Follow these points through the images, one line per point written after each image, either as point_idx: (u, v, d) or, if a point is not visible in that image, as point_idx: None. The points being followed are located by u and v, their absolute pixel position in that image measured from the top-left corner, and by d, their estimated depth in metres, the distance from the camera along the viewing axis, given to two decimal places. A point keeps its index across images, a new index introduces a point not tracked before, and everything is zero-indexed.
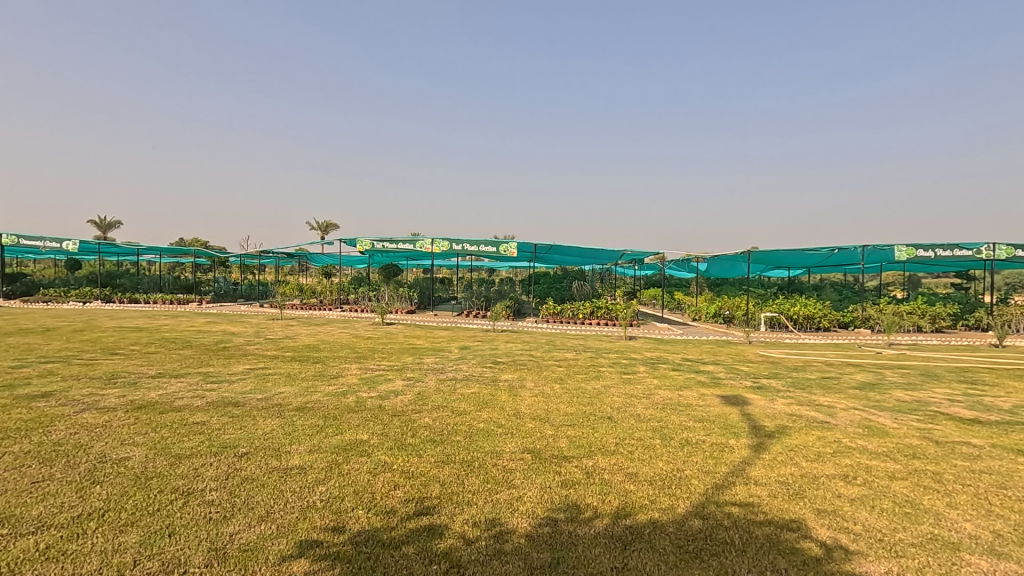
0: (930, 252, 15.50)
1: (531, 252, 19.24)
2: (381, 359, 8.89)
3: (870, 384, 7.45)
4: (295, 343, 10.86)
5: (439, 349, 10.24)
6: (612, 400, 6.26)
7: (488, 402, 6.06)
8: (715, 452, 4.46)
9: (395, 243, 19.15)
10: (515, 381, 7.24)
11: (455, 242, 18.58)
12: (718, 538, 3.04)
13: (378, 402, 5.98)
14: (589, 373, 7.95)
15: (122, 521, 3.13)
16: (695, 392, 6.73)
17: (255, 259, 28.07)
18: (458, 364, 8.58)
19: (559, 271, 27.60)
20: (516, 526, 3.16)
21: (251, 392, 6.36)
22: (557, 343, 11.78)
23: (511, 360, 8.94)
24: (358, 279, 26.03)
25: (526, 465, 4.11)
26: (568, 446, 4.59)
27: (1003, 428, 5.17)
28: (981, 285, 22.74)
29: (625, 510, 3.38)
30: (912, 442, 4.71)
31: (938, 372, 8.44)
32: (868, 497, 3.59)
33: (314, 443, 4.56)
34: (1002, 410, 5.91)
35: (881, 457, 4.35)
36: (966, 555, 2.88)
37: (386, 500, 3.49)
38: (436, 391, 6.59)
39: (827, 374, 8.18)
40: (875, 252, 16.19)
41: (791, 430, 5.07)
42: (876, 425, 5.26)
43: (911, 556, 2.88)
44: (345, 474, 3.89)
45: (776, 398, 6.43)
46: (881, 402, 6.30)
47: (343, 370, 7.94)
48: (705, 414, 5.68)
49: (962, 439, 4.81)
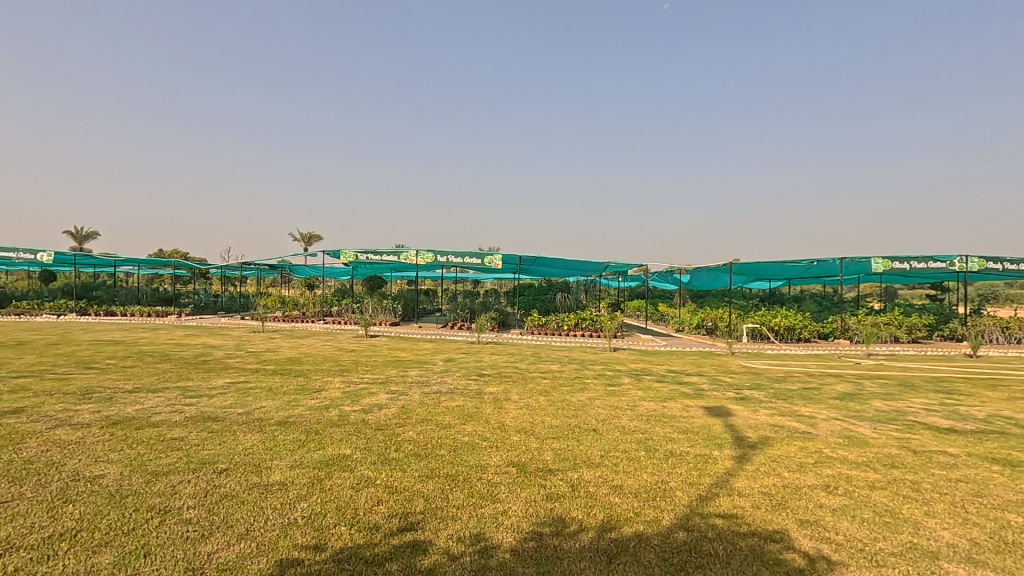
0: (905, 264, 15.81)
1: (517, 263, 19.24)
2: (366, 372, 8.83)
3: (850, 394, 7.56)
4: (278, 355, 10.75)
5: (423, 361, 10.17)
6: (598, 412, 6.26)
7: (473, 415, 6.02)
8: (699, 463, 4.49)
9: (379, 254, 19.04)
10: (500, 394, 7.21)
11: (440, 254, 18.51)
12: (702, 550, 3.05)
13: (362, 416, 5.91)
14: (574, 385, 7.94)
15: (95, 541, 3.04)
16: (679, 403, 6.77)
17: (236, 270, 27.70)
18: (443, 376, 8.53)
19: (543, 282, 27.61)
20: (501, 541, 3.13)
21: (231, 406, 6.25)
22: (543, 354, 11.84)
23: (496, 373, 8.93)
24: (341, 290, 25.76)
25: (511, 479, 4.09)
26: (553, 459, 4.57)
27: (978, 437, 5.29)
28: (956, 295, 23.43)
29: (610, 523, 3.37)
30: (891, 451, 4.79)
31: (917, 382, 8.63)
32: (849, 507, 3.63)
33: (296, 457, 4.50)
34: (977, 419, 6.05)
35: (861, 467, 4.40)
36: (945, 563, 2.92)
37: (369, 516, 3.44)
38: (421, 404, 6.55)
39: (808, 385, 8.26)
40: (853, 264, 16.54)
41: (774, 441, 5.11)
42: (856, 435, 5.34)
43: (892, 566, 2.91)
44: (328, 490, 3.83)
45: (758, 409, 6.49)
46: (861, 412, 6.40)
47: (326, 383, 7.83)
48: (689, 425, 5.71)
49: (938, 448, 4.90)
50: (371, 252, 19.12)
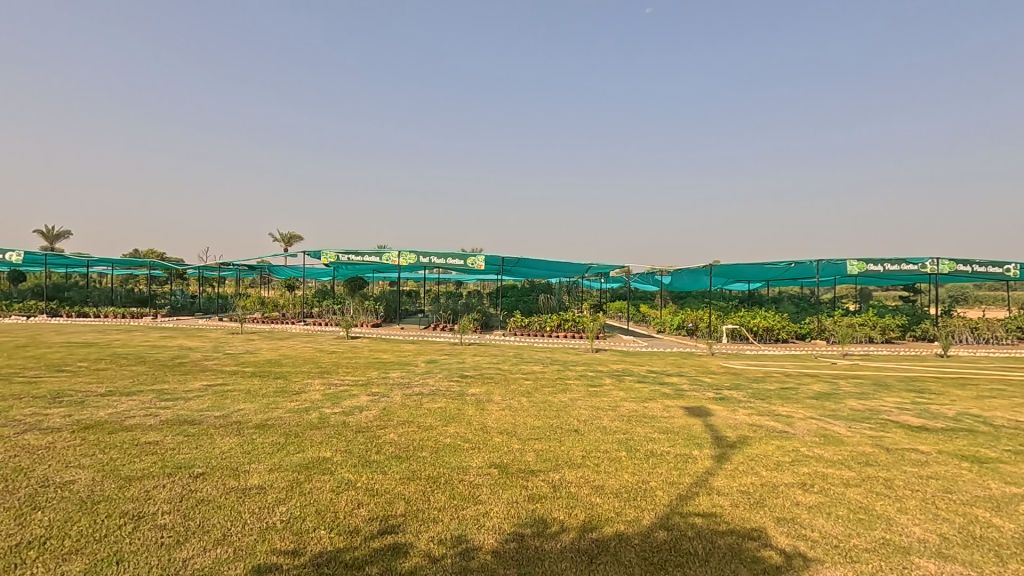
0: (879, 266, 16.17)
1: (500, 264, 19.22)
2: (347, 374, 8.74)
3: (826, 394, 7.71)
4: (257, 357, 10.59)
5: (405, 362, 10.12)
6: (580, 413, 6.28)
7: (455, 416, 6.00)
8: (679, 462, 4.54)
9: (360, 255, 18.88)
10: (482, 395, 7.20)
11: (422, 255, 18.42)
12: (682, 549, 3.08)
13: (342, 418, 5.85)
14: (556, 386, 7.97)
15: (66, 549, 2.96)
16: (660, 403, 6.83)
17: (214, 271, 27.25)
18: (425, 378, 8.48)
19: (525, 283, 27.64)
20: (483, 543, 3.13)
21: (208, 410, 6.14)
22: (525, 355, 11.86)
23: (479, 374, 8.91)
24: (322, 291, 25.46)
25: (493, 480, 4.09)
26: (535, 459, 4.58)
27: (948, 435, 5.43)
28: (928, 296, 24.04)
29: (591, 523, 3.39)
30: (865, 449, 4.90)
31: (890, 381, 8.84)
32: (824, 504, 3.70)
33: (275, 461, 4.44)
34: (947, 417, 6.21)
35: (837, 465, 4.49)
36: (916, 558, 2.99)
37: (349, 519, 3.40)
38: (403, 405, 6.50)
39: (786, 384, 8.39)
40: (829, 265, 16.88)
41: (753, 440, 5.19)
42: (832, 433, 5.44)
43: (865, 561, 2.97)
44: (307, 493, 3.79)
45: (737, 409, 6.58)
46: (836, 411, 6.53)
47: (306, 385, 7.73)
48: (669, 425, 5.77)
49: (910, 446, 5.03)
50: (352, 253, 18.95)
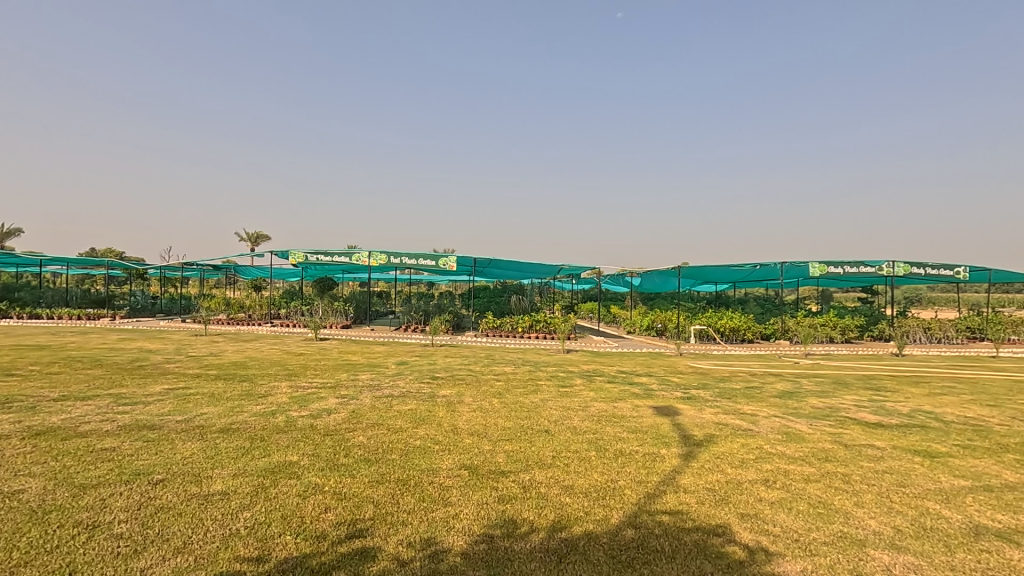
0: (839, 268, 16.72)
1: (472, 265, 19.18)
2: (315, 376, 8.59)
3: (788, 392, 7.94)
4: (221, 360, 10.32)
5: (375, 365, 10.00)
6: (550, 413, 6.31)
7: (425, 418, 5.96)
8: (647, 461, 4.60)
9: (329, 255, 18.58)
10: (453, 396, 7.16)
11: (393, 255, 18.23)
12: (649, 547, 3.12)
13: (310, 421, 5.74)
14: (528, 387, 7.99)
15: (14, 561, 2.83)
16: (629, 403, 6.93)
17: (177, 271, 26.42)
18: (396, 380, 8.40)
19: (497, 284, 27.63)
20: (452, 545, 3.12)
21: (169, 414, 5.94)
22: (497, 356, 11.86)
23: (450, 375, 8.87)
24: (290, 291, 24.94)
25: (463, 482, 4.07)
26: (506, 460, 4.58)
27: (902, 431, 5.66)
28: (885, 298, 24.95)
29: (561, 523, 3.41)
30: (824, 446, 5.06)
31: (849, 380, 9.15)
32: (786, 499, 3.81)
33: (239, 466, 4.33)
34: (901, 414, 6.48)
35: (798, 461, 4.62)
36: (871, 550, 3.11)
37: (316, 524, 3.34)
38: (372, 408, 6.43)
39: (751, 384, 8.60)
40: (792, 268, 17.38)
41: (718, 438, 5.31)
42: (793, 431, 5.61)
43: (823, 554, 3.07)
44: (273, 498, 3.71)
45: (704, 408, 6.72)
46: (798, 409, 6.74)
47: (273, 388, 7.57)
48: (638, 424, 5.85)
49: (867, 442, 5.22)
50: (321, 253, 18.63)
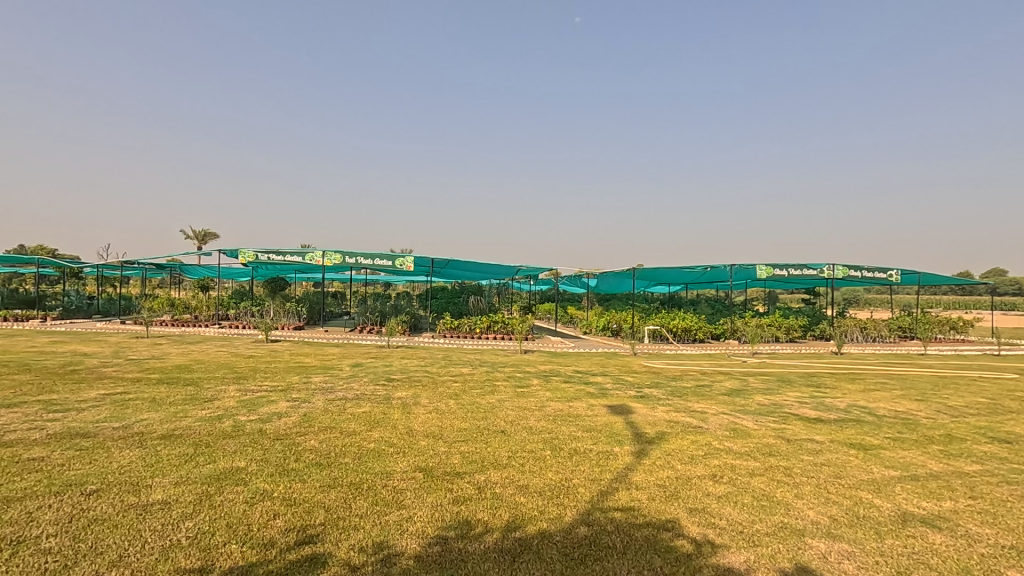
0: (784, 270, 17.46)
1: (429, 265, 19.02)
2: (265, 379, 8.32)
3: (736, 390, 8.24)
4: (164, 363, 9.85)
5: (328, 367, 9.77)
6: (507, 414, 6.33)
7: (380, 421, 5.87)
8: (601, 460, 4.68)
9: (281, 255, 18.04)
10: (409, 398, 7.08)
11: (348, 255, 17.87)
12: (602, 543, 3.18)
13: (259, 426, 5.56)
14: (485, 387, 7.99)
15: None
16: (584, 402, 7.03)
17: (116, 270, 25.07)
18: (350, 382, 8.24)
19: (455, 285, 27.48)
20: (406, 548, 3.09)
21: (105, 421, 5.63)
22: (454, 357, 11.80)
23: (406, 377, 8.76)
24: (239, 292, 24.06)
25: (417, 484, 4.03)
26: (461, 462, 4.57)
27: (840, 425, 5.97)
28: (826, 299, 26.20)
29: (515, 523, 3.43)
30: (768, 441, 5.29)
31: (792, 377, 9.59)
32: (732, 493, 3.96)
33: (181, 473, 4.14)
34: (839, 409, 6.83)
35: (744, 456, 4.81)
36: (809, 539, 3.26)
37: (263, 532, 3.24)
38: (325, 411, 6.28)
39: (701, 383, 8.86)
40: (741, 270, 18.04)
41: (669, 435, 5.46)
42: (740, 427, 5.83)
43: (766, 544, 3.20)
44: (218, 506, 3.57)
45: (656, 406, 6.89)
46: (745, 406, 7.00)
47: (219, 392, 7.28)
48: (593, 423, 5.94)
49: (808, 436, 5.48)
50: (273, 252, 18.07)
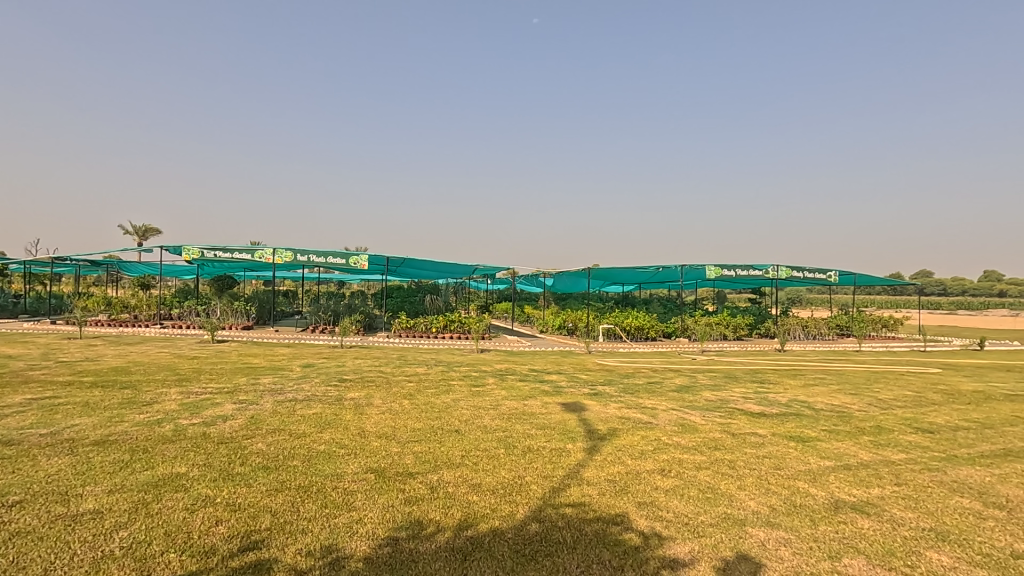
0: (732, 271, 18.12)
1: (385, 264, 18.72)
2: (210, 381, 8.00)
3: (685, 386, 8.50)
4: (99, 365, 9.33)
5: (278, 368, 9.49)
6: (461, 413, 6.31)
7: (331, 422, 5.75)
8: (554, 457, 4.74)
9: (228, 252, 17.37)
10: (362, 399, 6.96)
11: (300, 253, 17.38)
12: (552, 539, 3.22)
13: (202, 430, 5.34)
14: (440, 387, 7.94)
15: None
16: (539, 400, 7.09)
17: (45, 267, 23.51)
18: (301, 383, 8.02)
19: (412, 284, 27.16)
20: (355, 551, 3.04)
21: (31, 427, 5.29)
22: (410, 357, 11.68)
23: (359, 377, 8.61)
24: (183, 290, 23.00)
25: (369, 486, 3.97)
26: (414, 462, 4.53)
27: (780, 419, 6.25)
28: (771, 299, 27.33)
29: (467, 521, 3.43)
30: (714, 435, 5.48)
31: (738, 374, 9.97)
32: (678, 486, 4.08)
33: (116, 481, 3.93)
34: (780, 404, 7.16)
35: (691, 450, 4.96)
36: (750, 528, 3.40)
37: (205, 539, 3.12)
38: (273, 413, 6.09)
39: (652, 380, 9.09)
40: (691, 270, 18.60)
41: (621, 431, 5.57)
42: (688, 422, 6.02)
43: (709, 534, 3.31)
44: (156, 514, 3.41)
45: (609, 403, 7.02)
46: (693, 402, 7.24)
47: (160, 395, 6.95)
48: (547, 421, 6.00)
49: (751, 430, 5.71)
50: (219, 249, 17.38)
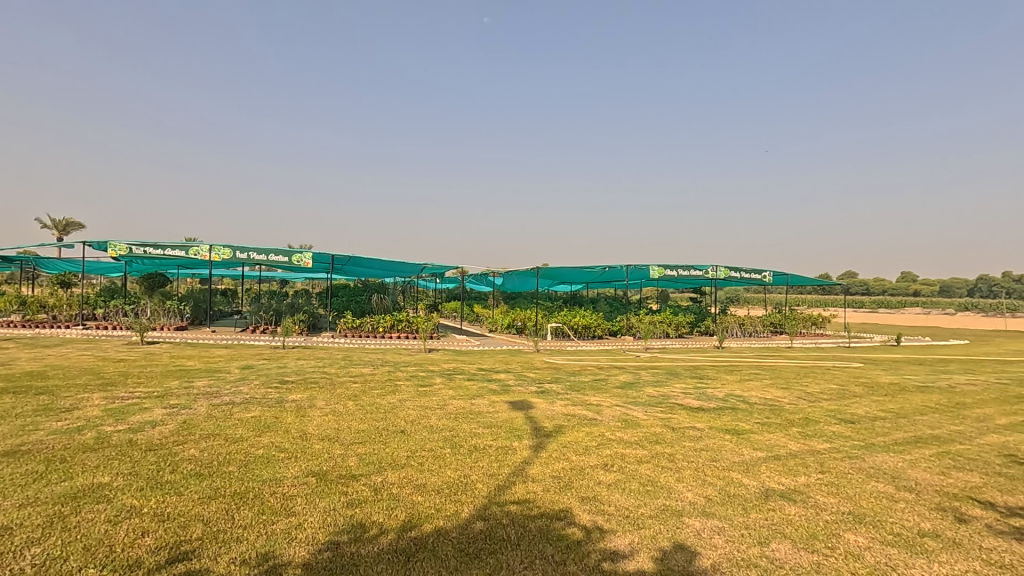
0: (674, 271, 18.74)
1: (330, 262, 18.22)
2: (138, 385, 7.55)
3: (629, 383, 8.74)
4: (10, 369, 8.62)
5: (214, 370, 9.06)
6: (408, 413, 6.24)
7: (270, 426, 5.54)
8: (500, 455, 4.76)
9: (160, 248, 16.43)
10: (304, 401, 6.75)
11: (239, 250, 16.66)
12: (496, 537, 3.24)
13: (128, 436, 5.03)
14: (386, 387, 7.81)
15: None
16: (486, 399, 7.10)
17: None
18: (239, 386, 7.70)
19: (358, 282, 26.56)
20: (293, 557, 2.95)
21: None
22: (356, 357, 11.44)
23: (302, 379, 8.35)
24: (109, 289, 21.57)
25: (309, 490, 3.86)
26: (358, 464, 4.44)
27: (717, 413, 6.53)
28: (711, 297, 28.47)
29: (411, 522, 3.39)
30: (655, 430, 5.66)
31: (679, 370, 10.34)
32: (620, 480, 4.19)
33: (28, 494, 3.65)
34: (717, 398, 7.48)
35: (633, 445, 5.10)
36: (687, 518, 3.53)
37: (128, 552, 2.95)
38: (208, 417, 5.82)
39: (597, 377, 9.29)
40: (636, 270, 19.12)
41: (566, 428, 5.66)
42: (631, 418, 6.19)
43: (648, 526, 3.42)
44: (73, 527, 3.19)
45: (555, 401, 7.13)
46: (636, 398, 7.44)
47: (81, 400, 6.50)
48: (494, 419, 6.02)
49: (690, 424, 5.93)
50: (150, 246, 16.42)
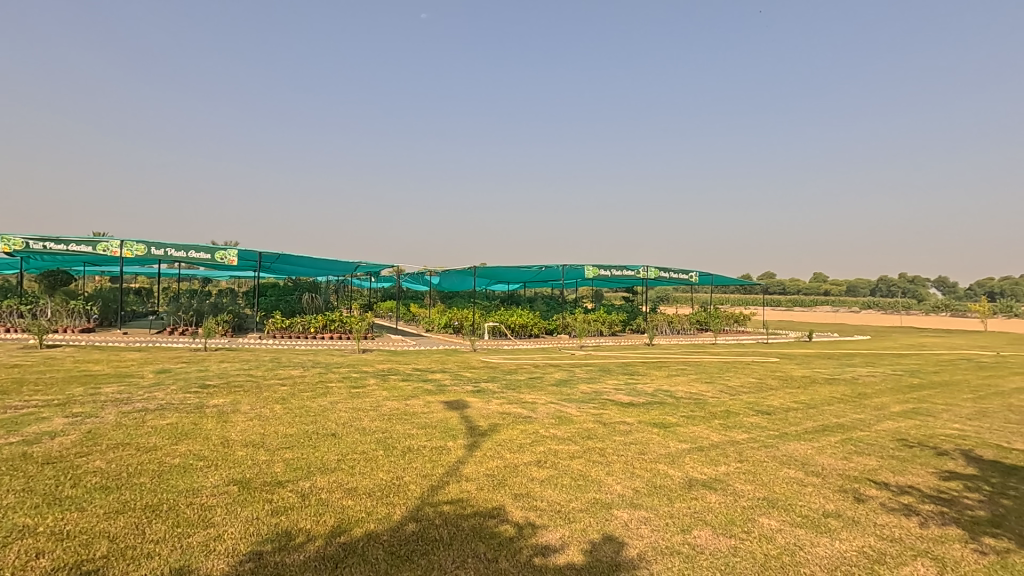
0: (608, 271, 19.25)
1: (257, 260, 17.38)
2: (36, 392, 6.89)
3: (563, 381, 8.89)
4: None
5: (125, 375, 8.42)
6: (339, 416, 6.06)
7: (188, 433, 5.21)
8: (434, 455, 4.71)
9: (63, 243, 15.06)
10: (227, 406, 6.40)
11: (155, 246, 15.56)
12: (429, 537, 3.21)
13: (21, 450, 4.57)
14: (316, 390, 7.51)
15: None
16: (421, 400, 7.02)
17: None
18: (153, 391, 7.19)
19: (288, 281, 25.48)
20: (211, 570, 2.79)
21: None
22: (284, 359, 10.98)
23: (225, 382, 7.92)
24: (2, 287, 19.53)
25: (231, 499, 3.67)
26: (284, 469, 4.26)
27: (647, 407, 6.77)
28: (642, 296, 29.46)
29: (340, 527, 3.29)
30: (588, 425, 5.80)
31: (611, 367, 10.64)
32: (553, 476, 4.26)
33: None
34: (647, 393, 7.76)
35: (566, 441, 5.20)
36: (615, 510, 3.64)
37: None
38: (117, 426, 5.39)
39: (533, 375, 9.40)
40: (572, 270, 19.49)
41: (501, 427, 5.69)
42: (565, 415, 6.30)
43: (579, 519, 3.50)
44: None
45: (491, 399, 7.14)
46: (570, 395, 7.60)
47: None
48: (428, 419, 5.95)
49: (621, 419, 6.12)
50: (51, 241, 15.03)
